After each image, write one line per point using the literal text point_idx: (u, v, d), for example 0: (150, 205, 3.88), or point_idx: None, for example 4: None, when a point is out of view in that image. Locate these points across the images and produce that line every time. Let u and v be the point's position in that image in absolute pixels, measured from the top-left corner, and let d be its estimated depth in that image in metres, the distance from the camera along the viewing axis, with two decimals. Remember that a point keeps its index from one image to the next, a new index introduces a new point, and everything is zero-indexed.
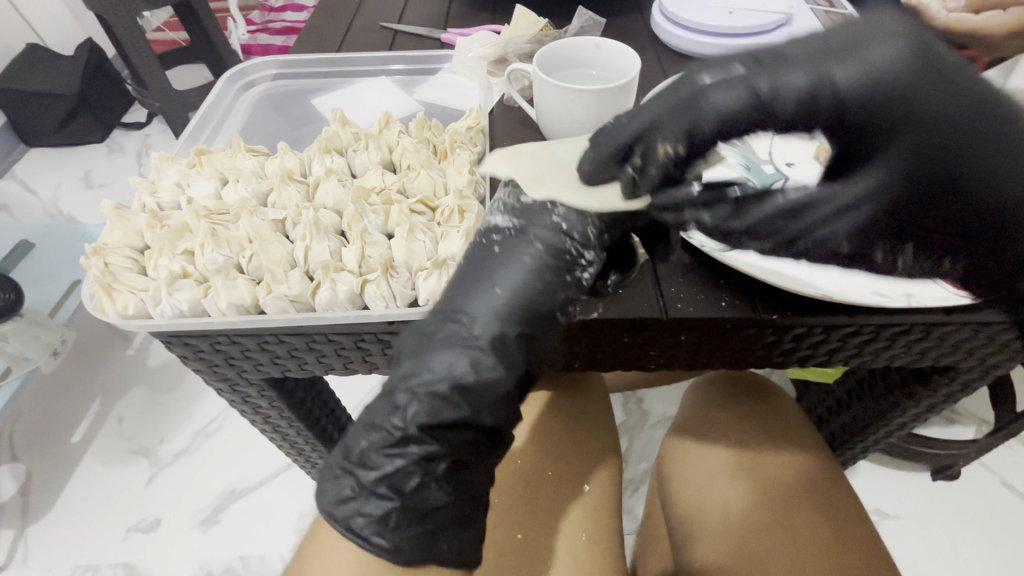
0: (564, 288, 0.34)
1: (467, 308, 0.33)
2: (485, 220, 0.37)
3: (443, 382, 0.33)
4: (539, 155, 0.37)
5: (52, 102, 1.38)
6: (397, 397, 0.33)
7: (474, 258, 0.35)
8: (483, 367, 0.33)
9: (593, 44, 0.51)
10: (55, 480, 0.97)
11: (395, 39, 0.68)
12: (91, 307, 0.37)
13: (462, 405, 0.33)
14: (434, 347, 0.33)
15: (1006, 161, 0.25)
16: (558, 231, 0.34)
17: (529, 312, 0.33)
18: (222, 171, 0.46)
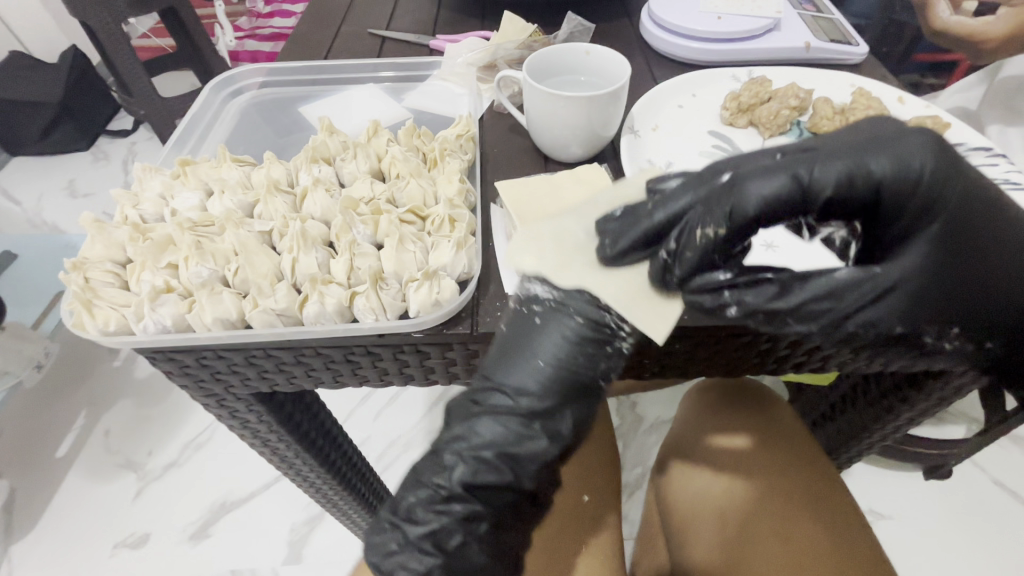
0: (604, 359, 0.35)
1: (510, 381, 0.35)
2: (523, 287, 0.36)
3: (490, 448, 0.34)
4: (561, 237, 0.36)
5: (34, 110, 1.35)
6: (444, 458, 0.35)
7: (517, 327, 0.36)
8: (527, 436, 0.34)
9: (584, 51, 0.50)
10: (39, 497, 0.94)
11: (383, 45, 0.68)
12: (71, 324, 0.36)
13: (507, 472, 0.35)
14: (478, 415, 0.35)
15: (994, 240, 0.33)
16: (599, 306, 0.34)
17: (571, 385, 0.35)
18: (207, 182, 0.45)
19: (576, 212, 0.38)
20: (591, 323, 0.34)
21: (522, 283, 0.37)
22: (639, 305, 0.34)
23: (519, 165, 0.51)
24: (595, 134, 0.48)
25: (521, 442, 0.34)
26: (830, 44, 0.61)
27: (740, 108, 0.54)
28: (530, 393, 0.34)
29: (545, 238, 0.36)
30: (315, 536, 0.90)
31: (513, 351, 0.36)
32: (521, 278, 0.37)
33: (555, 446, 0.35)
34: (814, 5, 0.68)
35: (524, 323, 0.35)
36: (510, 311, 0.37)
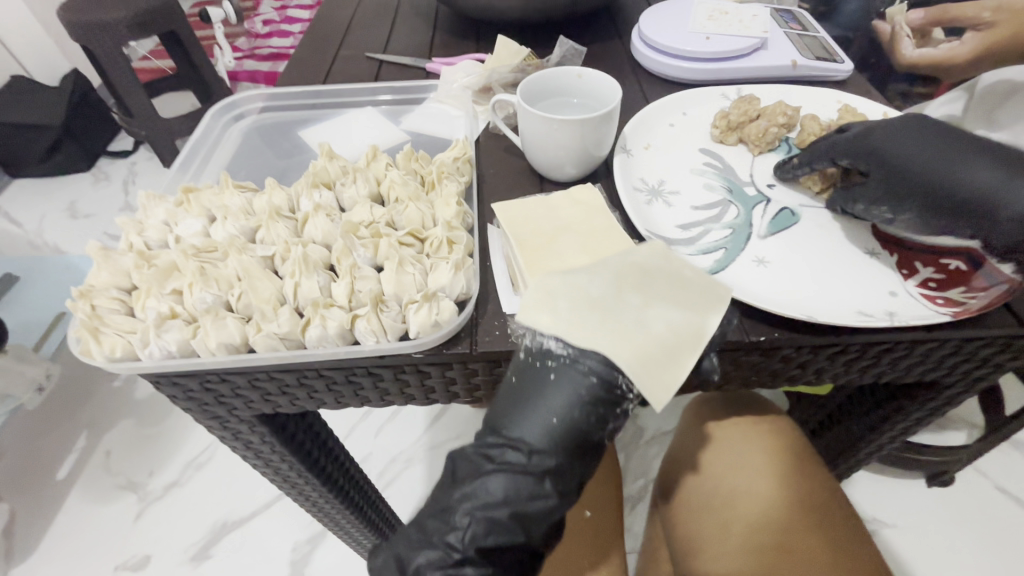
0: (611, 420, 0.35)
1: (523, 437, 0.34)
2: (535, 340, 0.36)
3: (504, 508, 0.33)
4: (571, 294, 0.37)
5: (36, 134, 1.37)
6: (456, 519, 0.33)
7: (528, 379, 0.35)
8: (538, 494, 0.33)
9: (576, 73, 0.52)
10: (40, 520, 0.94)
11: (381, 69, 0.70)
12: (78, 352, 0.36)
13: (519, 532, 0.33)
14: (491, 471, 0.34)
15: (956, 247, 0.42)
16: (613, 365, 0.34)
17: (580, 445, 0.34)
18: (210, 209, 0.46)
19: (584, 270, 0.38)
20: (604, 383, 0.34)
21: (533, 336, 0.37)
22: (645, 372, 0.34)
23: (515, 187, 0.52)
24: (589, 154, 0.50)
25: (531, 499, 0.33)
26: (816, 62, 0.63)
27: (729, 126, 0.56)
28: (544, 450, 0.34)
29: (557, 294, 0.37)
30: (317, 555, 0.90)
31: (523, 404, 0.35)
32: (531, 331, 0.37)
33: (564, 501, 0.35)
34: (800, 24, 0.70)
35: (537, 378, 0.35)
36: (519, 362, 0.37)
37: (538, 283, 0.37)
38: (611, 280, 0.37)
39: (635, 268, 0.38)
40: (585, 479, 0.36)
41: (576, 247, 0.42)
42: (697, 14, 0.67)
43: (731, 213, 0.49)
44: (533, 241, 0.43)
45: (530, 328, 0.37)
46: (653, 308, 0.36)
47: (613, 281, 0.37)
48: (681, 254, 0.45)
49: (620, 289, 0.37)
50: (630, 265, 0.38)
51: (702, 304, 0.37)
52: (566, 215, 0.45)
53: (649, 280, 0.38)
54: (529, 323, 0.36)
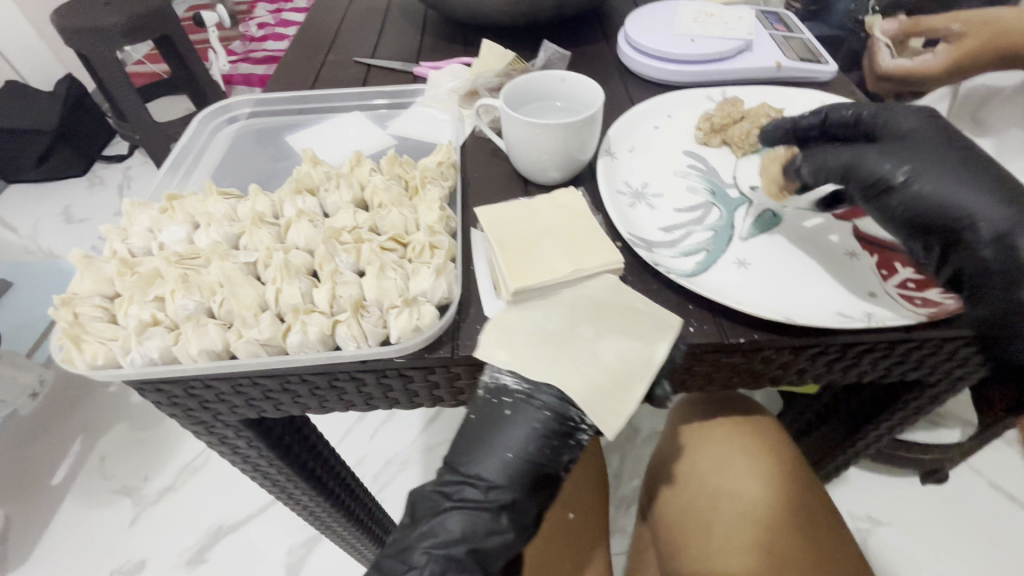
0: (565, 450, 0.38)
1: (480, 473, 0.38)
2: (493, 376, 0.39)
3: (461, 546, 0.37)
4: (528, 330, 0.39)
5: (30, 139, 1.37)
6: (414, 558, 0.37)
7: (486, 416, 0.38)
8: (494, 530, 0.37)
9: (559, 78, 0.52)
10: (36, 525, 0.94)
11: (369, 73, 0.70)
12: (59, 359, 0.37)
13: (475, 568, 0.37)
14: (448, 508, 0.38)
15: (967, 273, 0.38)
16: (564, 400, 0.37)
17: (536, 476, 0.38)
18: (194, 216, 0.46)
19: (541, 305, 0.41)
20: (557, 417, 0.37)
21: (491, 372, 0.39)
22: (599, 404, 0.37)
23: (500, 191, 0.52)
24: (572, 157, 0.50)
25: (487, 535, 0.37)
26: (800, 63, 0.64)
27: (712, 129, 0.56)
28: (498, 485, 0.37)
29: (515, 330, 0.39)
30: (312, 558, 0.90)
31: (481, 440, 0.38)
32: (490, 367, 0.39)
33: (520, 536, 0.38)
34: (785, 26, 0.71)
35: (493, 414, 0.38)
36: (478, 398, 0.39)
37: (496, 320, 0.40)
38: (566, 314, 0.40)
39: (589, 302, 0.41)
40: (543, 510, 0.39)
41: (557, 251, 0.42)
42: (682, 17, 0.68)
43: (713, 216, 0.49)
44: (516, 244, 0.43)
45: (488, 364, 0.39)
46: (605, 341, 0.39)
47: (568, 315, 0.40)
48: (663, 256, 0.45)
49: (574, 323, 0.40)
50: (584, 299, 0.41)
51: (651, 337, 0.39)
52: (549, 219, 0.45)
53: (602, 313, 0.41)
54: (487, 360, 0.38)
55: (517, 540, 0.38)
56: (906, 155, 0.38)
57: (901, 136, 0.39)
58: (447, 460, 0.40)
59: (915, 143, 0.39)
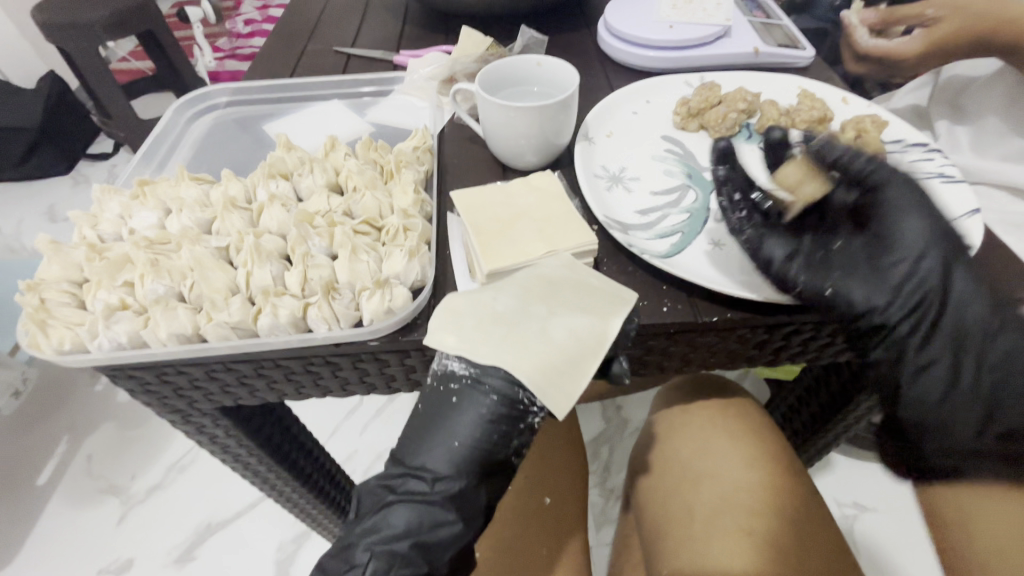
0: (516, 435, 0.38)
1: (427, 464, 0.38)
2: (442, 363, 0.39)
3: (404, 541, 0.37)
4: (477, 312, 0.39)
5: (12, 136, 1.36)
6: (357, 555, 0.36)
7: (434, 404, 0.39)
8: (440, 521, 0.37)
9: (535, 62, 0.52)
10: (21, 525, 0.93)
11: (349, 62, 0.69)
12: (26, 344, 0.36)
13: (420, 562, 0.36)
14: (393, 501, 0.38)
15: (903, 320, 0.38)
16: (510, 383, 0.37)
17: (485, 462, 0.38)
18: (166, 202, 0.45)
19: (495, 286, 0.40)
20: (503, 402, 0.37)
21: (440, 359, 0.39)
22: (548, 384, 0.36)
23: (477, 176, 0.52)
24: (549, 141, 0.50)
25: (433, 528, 0.37)
26: (778, 49, 0.64)
27: (689, 114, 0.56)
28: (446, 475, 0.37)
29: (463, 316, 0.39)
30: (301, 554, 0.89)
31: (430, 429, 0.39)
32: (439, 354, 0.39)
33: (469, 528, 0.38)
34: (765, 12, 0.71)
35: (441, 402, 0.38)
36: (427, 387, 0.40)
37: (447, 304, 0.39)
38: (519, 294, 0.39)
39: (543, 281, 0.40)
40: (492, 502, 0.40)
41: (531, 234, 0.42)
42: (662, 3, 0.68)
43: (689, 198, 0.49)
44: (491, 227, 0.43)
45: (439, 350, 0.39)
46: (557, 318, 0.38)
47: (521, 295, 0.39)
48: (638, 238, 0.45)
49: (526, 301, 0.39)
50: (538, 278, 0.40)
51: (604, 313, 0.39)
52: (524, 201, 0.45)
53: (556, 291, 0.40)
54: (436, 345, 0.38)
55: (465, 531, 0.38)
56: (901, 223, 0.39)
57: (908, 201, 0.39)
58: (394, 453, 0.40)
59: (914, 212, 0.39)
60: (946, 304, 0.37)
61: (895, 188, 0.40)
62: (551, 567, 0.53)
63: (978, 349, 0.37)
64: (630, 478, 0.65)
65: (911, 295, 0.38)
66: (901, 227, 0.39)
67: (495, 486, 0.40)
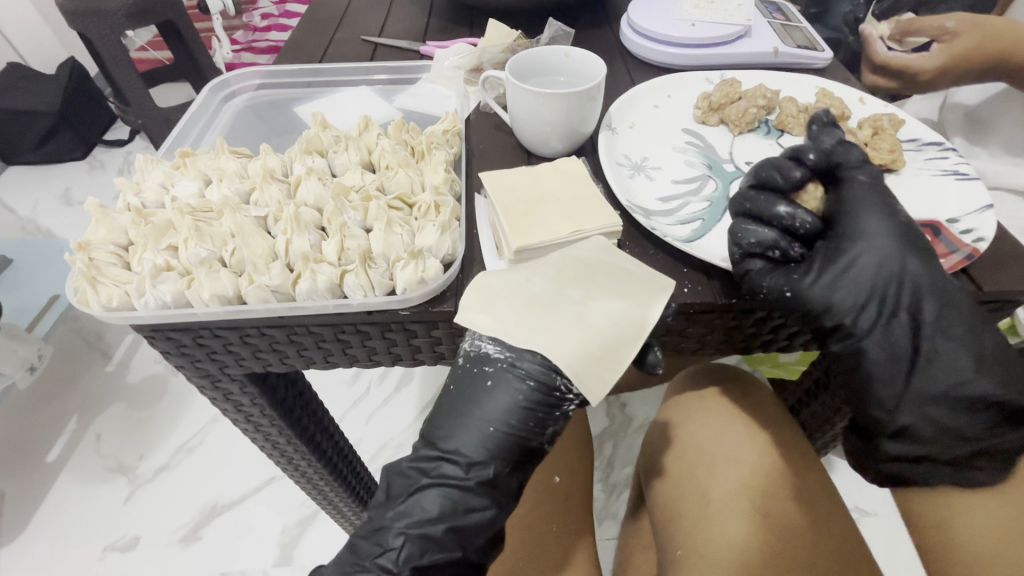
0: (550, 422, 0.39)
1: (460, 449, 0.39)
2: (475, 344, 0.40)
3: (439, 525, 0.38)
4: (512, 293, 0.40)
5: (32, 120, 1.37)
6: (390, 539, 0.38)
7: (467, 384, 0.40)
8: (473, 507, 0.38)
9: (563, 53, 0.54)
10: (30, 501, 0.94)
11: (376, 51, 0.71)
12: (76, 300, 0.38)
13: (455, 547, 0.38)
14: (425, 486, 0.39)
15: (866, 303, 0.39)
16: (548, 368, 0.38)
17: (518, 448, 0.39)
18: (206, 172, 0.47)
19: (529, 266, 0.42)
20: (540, 389, 0.38)
21: (472, 341, 0.40)
22: (585, 370, 0.38)
23: (502, 161, 0.54)
24: (575, 130, 0.52)
25: (465, 514, 0.38)
26: (798, 49, 0.65)
27: (711, 108, 0.58)
28: (480, 461, 0.38)
29: (496, 296, 0.40)
30: (306, 539, 0.90)
31: (462, 409, 0.39)
32: (472, 334, 0.40)
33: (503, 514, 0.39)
34: (784, 15, 0.73)
35: (476, 384, 0.39)
36: (458, 367, 0.41)
37: (480, 281, 0.41)
38: (553, 275, 0.41)
39: (577, 263, 0.42)
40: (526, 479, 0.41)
41: (557, 214, 0.44)
42: (683, 3, 0.70)
43: (709, 187, 0.51)
44: (518, 207, 0.44)
45: (472, 330, 0.40)
46: (591, 305, 0.40)
47: (556, 277, 0.41)
48: (659, 223, 0.47)
49: (562, 286, 0.41)
50: (572, 259, 0.42)
51: (642, 300, 0.40)
52: (550, 183, 0.47)
53: (590, 274, 0.41)
54: (469, 325, 0.39)
55: (498, 515, 0.39)
56: (865, 221, 0.40)
57: (870, 199, 0.40)
58: (425, 435, 0.41)
59: (873, 212, 0.40)
60: (901, 302, 0.39)
61: (854, 188, 0.41)
62: (569, 546, 0.54)
63: (933, 325, 0.39)
64: (642, 474, 0.66)
65: (866, 291, 0.39)
66: (867, 226, 0.39)
67: (525, 473, 0.41)
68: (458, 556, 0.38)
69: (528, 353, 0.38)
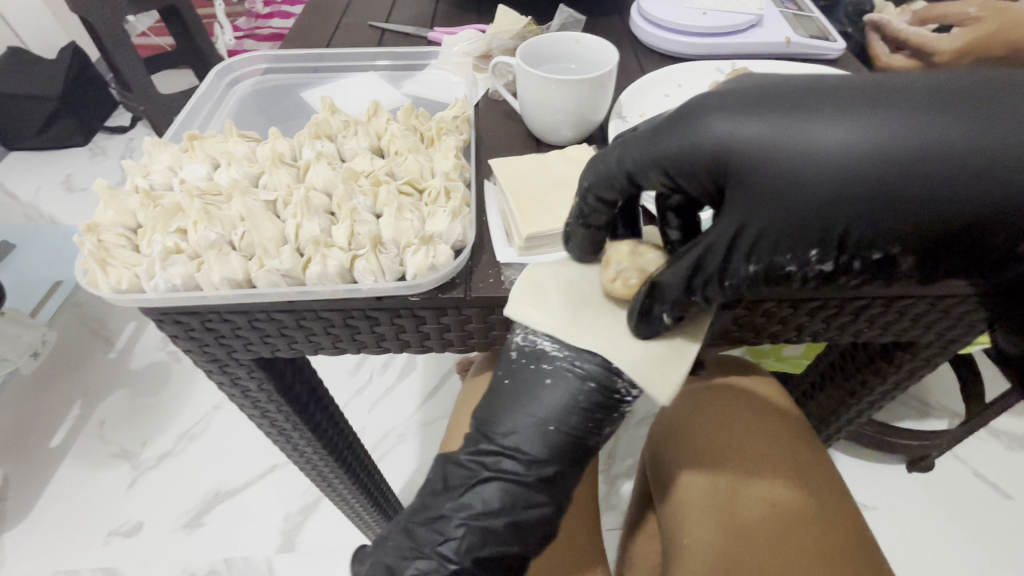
0: (607, 423, 0.39)
1: (521, 447, 0.38)
2: (530, 340, 0.39)
3: (499, 518, 0.39)
4: (566, 288, 0.39)
5: (33, 105, 1.36)
6: (451, 528, 0.39)
7: (524, 381, 0.39)
8: (532, 503, 0.39)
9: (574, 39, 0.53)
10: (35, 486, 0.95)
11: (384, 36, 0.71)
12: (85, 282, 0.38)
13: (513, 542, 0.40)
14: (486, 478, 0.39)
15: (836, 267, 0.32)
16: (609, 369, 0.37)
17: (574, 446, 0.39)
18: (214, 156, 0.47)
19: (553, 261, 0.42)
20: (600, 389, 0.37)
21: (527, 335, 0.39)
22: (648, 370, 0.37)
23: (513, 148, 0.54)
24: (585, 118, 0.51)
25: (525, 509, 0.39)
26: (810, 39, 0.65)
27: None
28: (539, 458, 0.38)
29: (547, 289, 0.39)
30: (310, 524, 0.91)
31: (519, 406, 0.39)
32: (525, 329, 0.39)
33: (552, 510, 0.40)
34: (796, 4, 0.72)
35: (534, 381, 0.38)
36: (512, 361, 0.40)
37: (530, 274, 0.40)
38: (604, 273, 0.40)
39: None
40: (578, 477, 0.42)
41: (567, 201, 0.44)
42: None
43: None
44: (528, 194, 0.44)
45: (525, 325, 0.39)
46: None
47: None
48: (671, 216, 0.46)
49: None
50: None
51: None
52: (561, 171, 0.46)
53: None
54: (519, 319, 0.39)
55: (556, 511, 0.40)
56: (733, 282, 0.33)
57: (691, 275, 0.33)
58: (481, 429, 0.40)
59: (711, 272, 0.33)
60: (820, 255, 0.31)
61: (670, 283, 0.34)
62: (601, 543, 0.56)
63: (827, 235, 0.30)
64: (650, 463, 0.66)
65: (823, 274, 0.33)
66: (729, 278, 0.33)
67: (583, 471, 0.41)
68: (516, 549, 0.40)
69: (586, 353, 0.38)
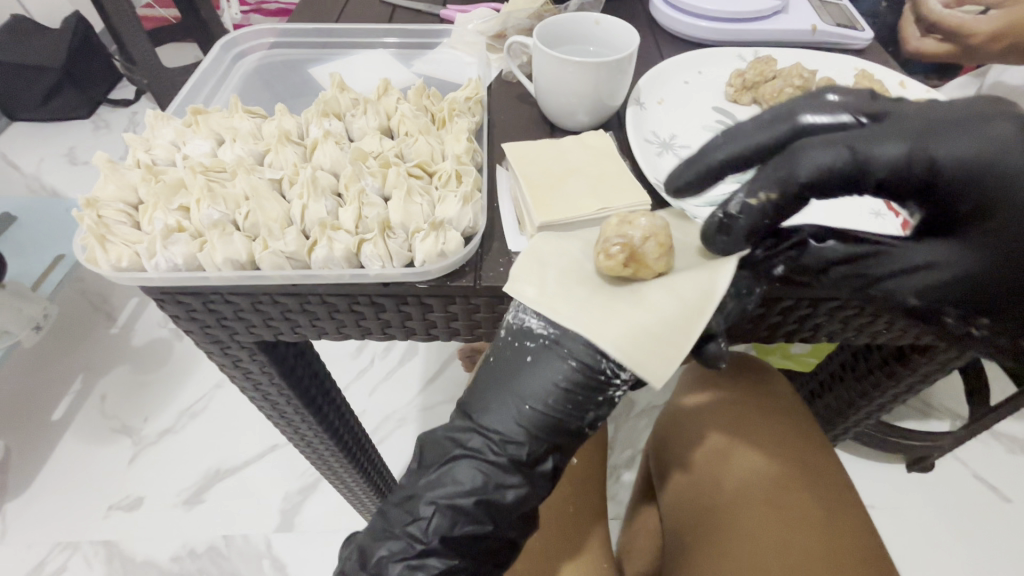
0: (592, 406, 0.38)
1: (496, 425, 0.38)
2: (518, 319, 0.39)
3: (469, 498, 0.37)
4: (564, 265, 0.39)
5: (37, 75, 1.34)
6: (420, 508, 0.37)
7: (508, 360, 0.39)
8: (505, 484, 0.38)
9: (594, 20, 0.51)
10: (35, 458, 0.95)
11: (395, 12, 0.68)
12: (85, 258, 0.37)
13: (487, 521, 0.38)
14: (459, 456, 0.39)
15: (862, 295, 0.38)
16: (592, 349, 0.37)
17: (555, 427, 0.38)
18: (218, 132, 0.46)
19: (556, 243, 0.40)
20: (583, 369, 0.37)
21: (516, 314, 0.39)
22: (634, 351, 0.36)
23: (525, 133, 0.52)
24: (602, 103, 0.49)
25: (498, 488, 0.38)
26: (837, 28, 0.62)
27: (743, 86, 0.56)
28: (515, 439, 0.38)
29: (547, 265, 0.39)
30: (308, 506, 0.91)
31: (501, 386, 0.39)
32: (516, 310, 0.39)
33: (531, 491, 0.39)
34: None
35: (517, 360, 0.39)
36: (500, 339, 0.40)
37: (534, 245, 0.40)
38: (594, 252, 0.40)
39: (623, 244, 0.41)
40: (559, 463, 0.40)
41: (583, 190, 0.42)
42: None
43: None
44: (543, 180, 0.43)
45: (516, 304, 0.39)
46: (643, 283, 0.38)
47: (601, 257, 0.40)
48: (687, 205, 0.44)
49: None
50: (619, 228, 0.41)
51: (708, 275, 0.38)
52: (576, 158, 0.45)
53: None
54: (515, 295, 0.38)
55: (530, 492, 0.39)
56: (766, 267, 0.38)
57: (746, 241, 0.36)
58: (462, 407, 0.41)
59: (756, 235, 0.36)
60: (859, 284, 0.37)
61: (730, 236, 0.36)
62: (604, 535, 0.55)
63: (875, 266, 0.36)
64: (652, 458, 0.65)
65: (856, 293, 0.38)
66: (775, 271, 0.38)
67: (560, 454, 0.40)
68: (490, 529, 0.38)
69: (571, 332, 0.37)
